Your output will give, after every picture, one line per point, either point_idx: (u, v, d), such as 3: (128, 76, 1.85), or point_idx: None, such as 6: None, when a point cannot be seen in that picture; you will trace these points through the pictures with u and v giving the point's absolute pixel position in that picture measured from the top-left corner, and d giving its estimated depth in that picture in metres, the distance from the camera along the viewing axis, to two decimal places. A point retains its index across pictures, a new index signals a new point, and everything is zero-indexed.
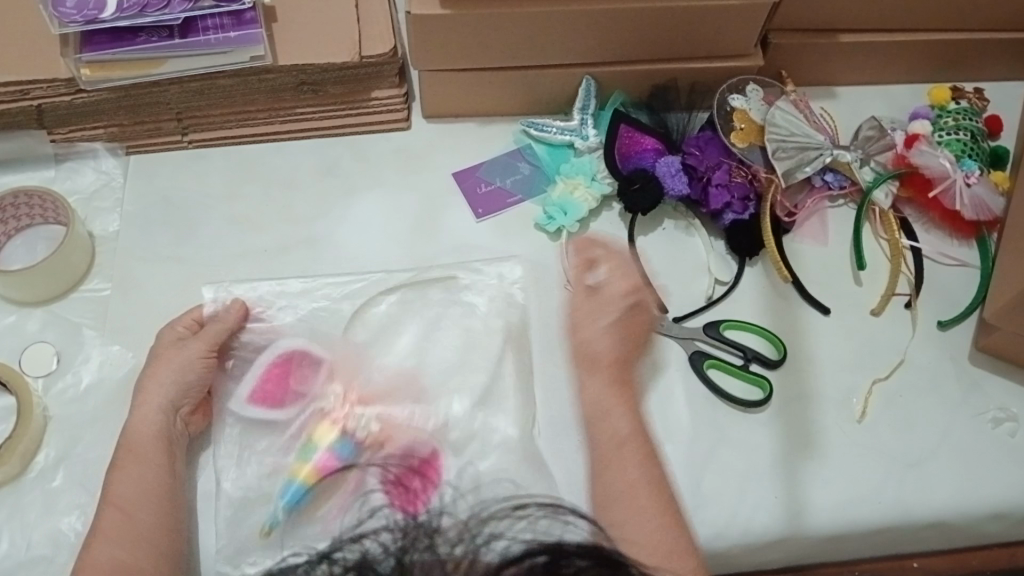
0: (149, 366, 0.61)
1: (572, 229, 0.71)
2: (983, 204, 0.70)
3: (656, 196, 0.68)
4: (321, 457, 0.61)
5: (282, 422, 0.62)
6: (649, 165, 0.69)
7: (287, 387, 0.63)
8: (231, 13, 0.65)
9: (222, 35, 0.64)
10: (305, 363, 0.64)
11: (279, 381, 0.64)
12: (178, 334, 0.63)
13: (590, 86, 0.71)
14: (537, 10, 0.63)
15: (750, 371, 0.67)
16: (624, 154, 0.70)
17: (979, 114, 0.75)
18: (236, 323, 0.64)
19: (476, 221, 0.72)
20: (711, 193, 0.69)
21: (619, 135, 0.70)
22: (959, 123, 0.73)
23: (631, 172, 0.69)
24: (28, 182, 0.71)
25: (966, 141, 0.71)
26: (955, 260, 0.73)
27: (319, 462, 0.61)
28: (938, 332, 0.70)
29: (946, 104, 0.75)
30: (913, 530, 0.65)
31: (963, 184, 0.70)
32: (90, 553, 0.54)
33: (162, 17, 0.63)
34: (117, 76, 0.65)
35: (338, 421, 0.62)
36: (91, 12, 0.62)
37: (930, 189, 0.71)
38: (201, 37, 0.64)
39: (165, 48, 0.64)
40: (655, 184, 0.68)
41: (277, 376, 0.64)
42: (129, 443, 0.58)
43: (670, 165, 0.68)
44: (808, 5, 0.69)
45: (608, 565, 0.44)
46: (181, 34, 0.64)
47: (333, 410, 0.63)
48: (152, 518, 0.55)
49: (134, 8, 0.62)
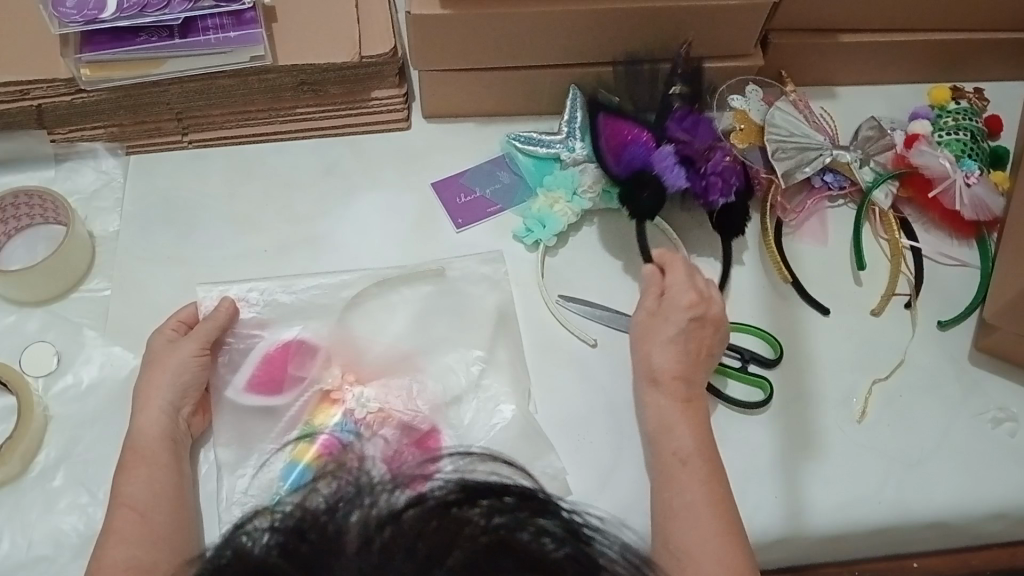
0: (143, 373, 0.60)
1: (549, 242, 0.70)
2: (983, 204, 0.69)
3: (657, 195, 0.65)
4: (323, 435, 0.62)
5: (282, 408, 0.63)
6: (643, 159, 0.65)
7: (286, 370, 0.64)
8: (232, 13, 0.65)
9: (222, 36, 0.64)
10: (304, 351, 0.65)
11: (279, 364, 0.64)
12: (168, 336, 0.62)
13: (576, 96, 0.70)
14: (537, 9, 0.63)
15: (749, 372, 0.67)
16: (613, 152, 0.66)
17: (979, 114, 0.75)
18: (229, 321, 0.64)
19: (455, 231, 0.71)
20: (713, 182, 0.65)
21: (603, 131, 0.66)
22: (959, 123, 0.73)
23: (629, 172, 0.65)
24: (29, 182, 0.71)
25: (966, 141, 0.71)
26: (955, 260, 0.73)
27: (318, 441, 0.61)
28: (938, 332, 0.70)
29: (946, 104, 0.75)
30: (913, 530, 0.65)
31: (963, 184, 0.69)
32: (104, 554, 0.53)
33: (162, 17, 0.62)
34: (117, 76, 0.65)
35: (338, 402, 0.63)
36: (91, 13, 0.61)
37: (931, 189, 0.71)
38: (201, 37, 0.64)
39: (165, 48, 0.64)
40: (656, 180, 0.65)
41: (278, 361, 0.64)
42: (134, 445, 0.58)
43: (665, 154, 0.64)
44: (808, 5, 0.69)
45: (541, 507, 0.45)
46: (181, 34, 0.64)
47: (332, 388, 0.64)
48: (166, 519, 0.55)
49: (134, 8, 0.62)
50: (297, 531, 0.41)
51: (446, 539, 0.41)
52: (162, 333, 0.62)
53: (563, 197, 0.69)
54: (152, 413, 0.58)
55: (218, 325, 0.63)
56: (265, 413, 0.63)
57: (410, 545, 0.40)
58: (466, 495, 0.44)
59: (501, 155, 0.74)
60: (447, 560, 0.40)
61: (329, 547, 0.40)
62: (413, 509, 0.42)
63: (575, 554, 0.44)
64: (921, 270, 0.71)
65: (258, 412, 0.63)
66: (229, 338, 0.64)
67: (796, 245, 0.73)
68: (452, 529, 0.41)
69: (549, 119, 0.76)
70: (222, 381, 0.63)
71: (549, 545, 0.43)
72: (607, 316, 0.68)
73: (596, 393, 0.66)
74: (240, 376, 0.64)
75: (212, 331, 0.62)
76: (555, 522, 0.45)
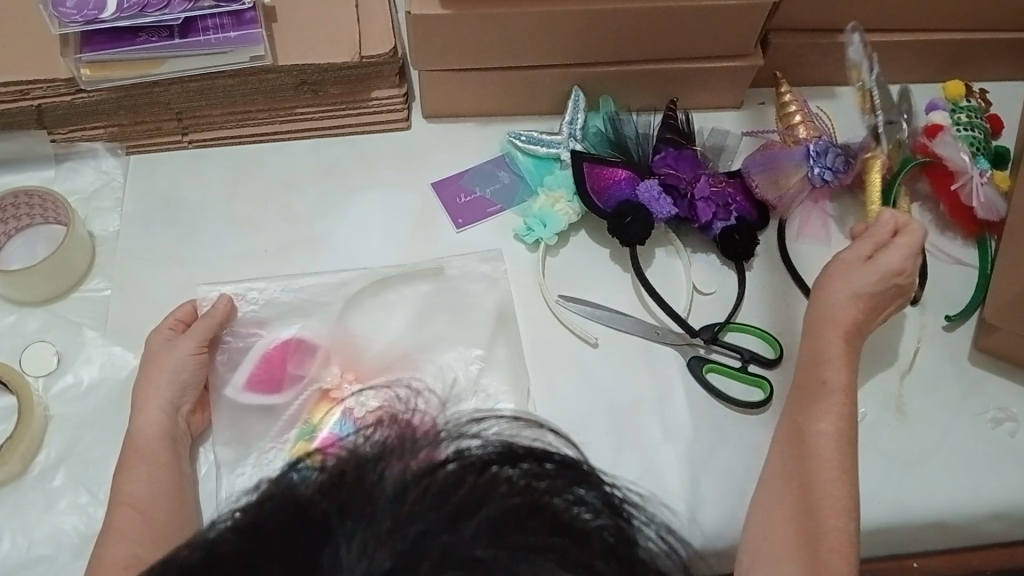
0: (142, 371, 0.61)
1: (550, 241, 0.70)
2: (993, 204, 0.70)
3: (648, 224, 0.66)
4: (322, 435, 0.62)
5: (281, 406, 0.63)
6: (630, 196, 0.67)
7: (285, 369, 0.64)
8: (232, 13, 0.65)
9: (222, 36, 0.64)
10: (302, 350, 0.65)
11: (278, 364, 0.64)
12: (166, 335, 0.62)
13: (578, 98, 0.72)
14: (538, 9, 0.63)
15: (750, 373, 0.66)
16: (599, 192, 0.67)
17: (987, 115, 0.75)
18: (229, 316, 0.64)
19: (455, 230, 0.71)
20: (699, 207, 0.68)
21: (586, 175, 0.67)
22: (973, 120, 0.72)
23: (617, 207, 0.67)
24: (28, 182, 0.71)
25: (979, 139, 0.71)
26: (954, 260, 0.73)
27: (318, 439, 0.61)
28: (945, 328, 0.71)
29: (959, 100, 0.75)
30: (914, 530, 0.65)
31: (979, 181, 0.69)
32: (102, 552, 0.53)
33: (162, 17, 0.62)
34: (117, 76, 0.65)
35: (337, 401, 0.63)
36: (91, 13, 0.61)
37: (944, 183, 0.71)
38: (201, 37, 0.64)
39: (165, 48, 0.64)
40: (644, 212, 0.66)
41: (277, 359, 0.64)
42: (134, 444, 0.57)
43: (651, 189, 0.67)
44: (809, 5, 0.69)
45: (576, 477, 0.44)
46: (181, 34, 0.64)
47: (332, 388, 0.64)
48: (166, 516, 0.55)
49: (134, 8, 0.62)
50: (338, 479, 0.41)
51: (480, 496, 0.40)
52: (159, 331, 0.63)
53: (563, 196, 0.69)
54: (155, 412, 0.59)
55: (216, 318, 0.63)
56: (264, 412, 0.63)
57: (443, 495, 0.39)
58: (504, 458, 0.43)
59: (501, 155, 0.74)
60: (477, 516, 0.39)
61: (365, 491, 0.40)
62: (452, 464, 0.41)
63: (613, 527, 0.43)
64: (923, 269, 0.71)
65: (257, 411, 0.63)
66: (225, 336, 0.65)
67: (796, 245, 0.73)
68: (488, 485, 0.40)
69: (549, 119, 0.76)
70: (222, 382, 0.63)
71: (584, 515, 0.42)
72: (606, 316, 0.68)
73: (596, 393, 0.66)
74: (239, 376, 0.64)
75: (207, 330, 0.62)
76: (591, 491, 0.44)
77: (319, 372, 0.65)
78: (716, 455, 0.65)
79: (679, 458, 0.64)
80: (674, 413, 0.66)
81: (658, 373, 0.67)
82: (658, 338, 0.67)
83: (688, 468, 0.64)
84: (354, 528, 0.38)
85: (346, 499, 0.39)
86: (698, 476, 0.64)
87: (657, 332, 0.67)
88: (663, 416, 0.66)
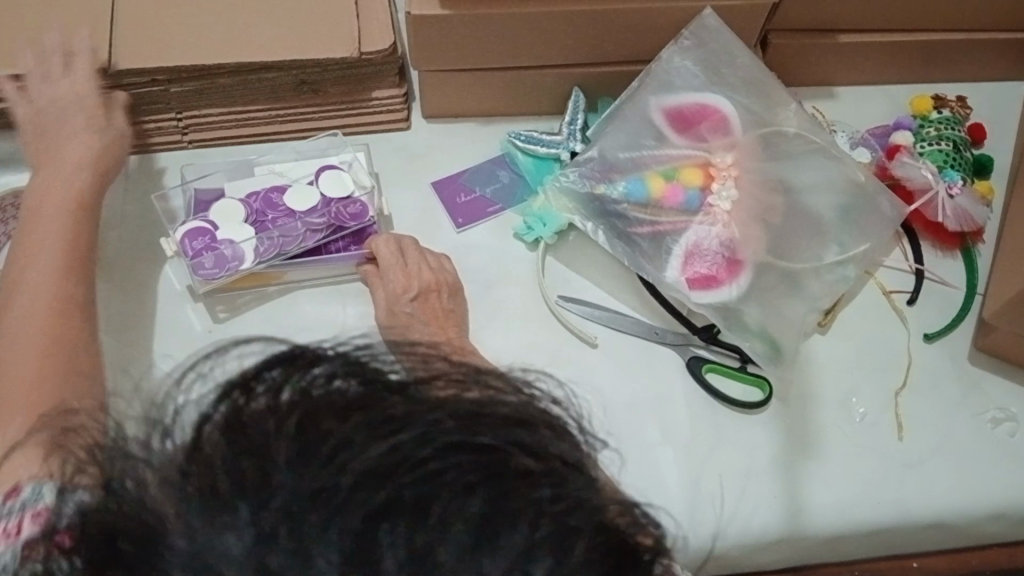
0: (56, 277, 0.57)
1: (550, 241, 0.70)
2: (966, 215, 0.70)
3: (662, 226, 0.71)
4: (671, 189, 0.68)
5: (670, 143, 0.69)
6: None
7: (704, 122, 0.70)
8: (355, 235, 0.68)
9: (346, 255, 0.67)
10: (710, 113, 0.70)
11: (700, 115, 0.70)
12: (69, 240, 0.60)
13: (578, 97, 0.72)
14: (537, 10, 0.63)
15: (748, 372, 0.67)
16: None
17: (961, 122, 0.75)
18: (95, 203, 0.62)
19: (455, 230, 0.71)
20: None
21: (591, 168, 0.69)
22: (941, 132, 0.73)
23: None
24: (28, 181, 0.70)
25: (948, 151, 0.71)
26: (938, 277, 0.72)
27: (671, 188, 0.68)
28: (925, 344, 0.70)
29: (928, 113, 0.75)
30: (913, 529, 0.65)
31: (946, 195, 0.70)
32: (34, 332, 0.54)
33: (298, 249, 0.66)
34: (230, 286, 0.67)
35: (715, 178, 0.68)
36: (230, 266, 0.65)
37: (913, 199, 0.71)
38: (326, 257, 0.67)
39: (284, 266, 0.67)
40: None
41: (701, 112, 0.70)
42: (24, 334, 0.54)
43: None
44: (810, 7, 0.69)
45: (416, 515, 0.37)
46: (307, 252, 0.67)
47: (715, 170, 0.68)
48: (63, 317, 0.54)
49: (272, 251, 0.66)
50: (310, 403, 0.40)
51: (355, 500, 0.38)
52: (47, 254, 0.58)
53: (604, 183, 0.68)
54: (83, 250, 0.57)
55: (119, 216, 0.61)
56: (663, 135, 0.69)
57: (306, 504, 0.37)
58: (483, 411, 0.42)
59: (500, 155, 0.74)
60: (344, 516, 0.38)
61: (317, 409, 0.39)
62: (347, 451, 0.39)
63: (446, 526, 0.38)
64: (923, 270, 0.72)
65: (665, 138, 0.69)
66: (664, 52, 0.69)
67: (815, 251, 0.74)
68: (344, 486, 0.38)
69: (549, 119, 0.76)
70: (647, 93, 0.70)
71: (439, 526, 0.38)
72: (606, 316, 0.68)
73: (595, 393, 0.66)
74: (667, 97, 0.70)
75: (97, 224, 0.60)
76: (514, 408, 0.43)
77: (692, 150, 0.69)
78: (715, 455, 0.65)
79: (678, 459, 0.65)
80: (674, 414, 0.66)
81: (658, 373, 0.67)
82: (658, 338, 0.68)
83: (688, 467, 0.64)
84: (264, 518, 0.36)
85: (257, 446, 0.38)
86: (698, 477, 0.64)
87: (657, 333, 0.68)
88: (663, 417, 0.66)
